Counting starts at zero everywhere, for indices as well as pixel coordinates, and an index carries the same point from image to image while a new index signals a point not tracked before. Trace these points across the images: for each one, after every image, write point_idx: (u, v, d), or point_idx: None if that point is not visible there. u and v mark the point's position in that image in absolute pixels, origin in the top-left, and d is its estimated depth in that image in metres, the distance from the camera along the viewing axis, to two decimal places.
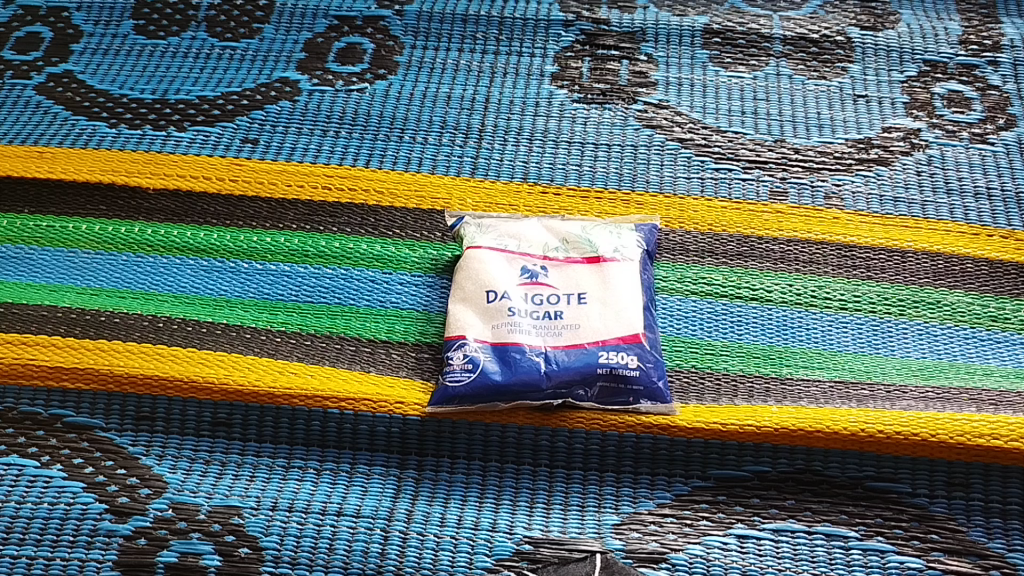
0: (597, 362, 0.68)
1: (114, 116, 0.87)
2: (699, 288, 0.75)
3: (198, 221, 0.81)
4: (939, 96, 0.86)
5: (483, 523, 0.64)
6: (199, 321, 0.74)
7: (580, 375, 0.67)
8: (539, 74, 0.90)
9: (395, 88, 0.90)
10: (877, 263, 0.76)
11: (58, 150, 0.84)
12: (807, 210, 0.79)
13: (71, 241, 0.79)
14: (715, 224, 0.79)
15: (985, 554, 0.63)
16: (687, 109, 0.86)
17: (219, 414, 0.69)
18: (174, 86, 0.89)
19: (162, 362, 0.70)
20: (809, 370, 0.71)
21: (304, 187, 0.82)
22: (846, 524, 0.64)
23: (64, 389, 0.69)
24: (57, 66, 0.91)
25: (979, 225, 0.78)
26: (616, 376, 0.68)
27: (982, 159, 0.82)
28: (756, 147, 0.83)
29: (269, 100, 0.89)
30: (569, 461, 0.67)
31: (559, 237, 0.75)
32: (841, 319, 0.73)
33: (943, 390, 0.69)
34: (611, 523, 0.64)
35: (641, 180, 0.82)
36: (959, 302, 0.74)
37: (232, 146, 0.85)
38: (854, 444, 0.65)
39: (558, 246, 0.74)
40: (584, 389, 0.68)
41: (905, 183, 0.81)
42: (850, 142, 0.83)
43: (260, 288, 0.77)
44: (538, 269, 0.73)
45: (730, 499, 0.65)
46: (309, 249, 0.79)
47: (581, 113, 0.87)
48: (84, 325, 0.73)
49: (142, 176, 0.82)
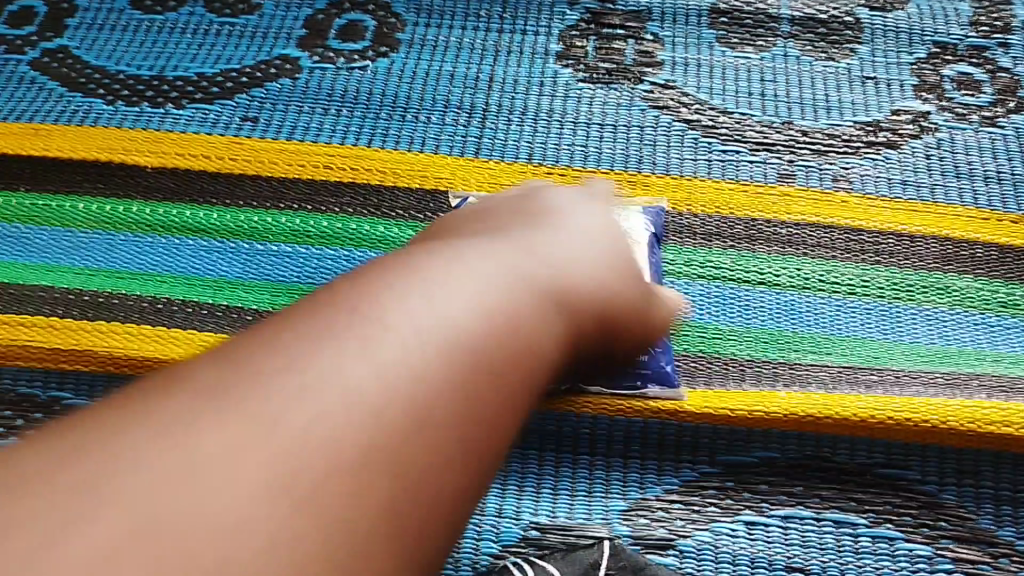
0: None
1: (111, 92, 0.86)
2: (706, 272, 0.74)
3: (198, 200, 0.80)
4: (949, 78, 0.84)
5: (490, 509, 0.63)
6: (200, 303, 0.74)
7: None
8: (543, 53, 0.89)
9: (397, 67, 0.88)
10: (887, 248, 0.74)
11: (54, 128, 0.83)
12: (816, 194, 0.77)
13: (70, 220, 0.78)
14: (719, 207, 0.77)
15: (994, 541, 0.62)
16: (694, 89, 0.85)
17: None
18: (172, 63, 0.88)
19: (161, 343, 0.69)
20: (817, 356, 0.69)
21: (306, 166, 0.81)
22: (855, 511, 0.63)
23: (63, 371, 0.69)
24: (52, 41, 0.90)
25: (988, 209, 0.76)
26: None
27: (992, 143, 0.80)
28: (763, 129, 0.82)
29: (268, 78, 0.88)
30: (576, 446, 0.66)
31: None
32: (850, 304, 0.72)
33: (952, 377, 0.67)
34: (618, 509, 0.63)
35: (646, 162, 0.80)
36: (969, 287, 0.72)
37: (232, 124, 0.84)
38: (864, 431, 0.63)
39: None
40: None
41: (914, 167, 0.79)
42: (859, 125, 0.81)
43: (262, 269, 0.76)
44: None
45: (739, 486, 0.64)
46: (310, 229, 0.78)
47: (587, 93, 0.86)
48: (82, 307, 0.72)
49: (140, 154, 0.82)
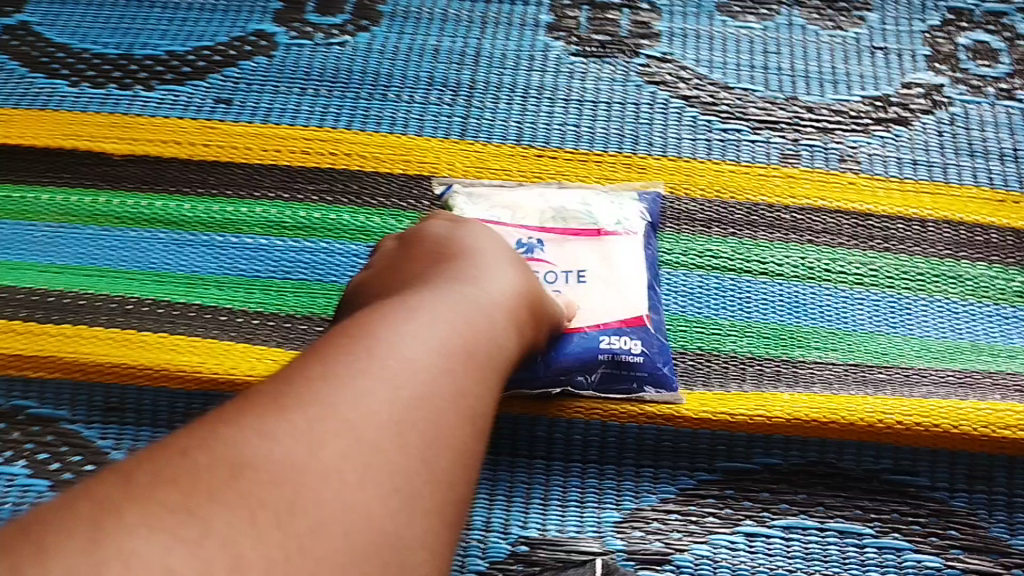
0: (598, 347, 0.61)
1: (76, 73, 0.82)
2: (704, 262, 0.68)
3: (168, 189, 0.75)
4: (965, 46, 0.78)
5: (475, 523, 0.58)
6: (170, 302, 0.70)
7: (580, 362, 0.61)
8: (533, 24, 0.83)
9: (378, 42, 0.83)
10: (895, 235, 0.69)
11: (17, 113, 0.79)
12: (822, 175, 0.72)
13: (34, 214, 0.74)
14: (720, 190, 0.71)
15: (1006, 551, 0.57)
16: (692, 62, 0.79)
17: (193, 405, 0.65)
18: (140, 40, 0.83)
19: (128, 349, 0.65)
20: (822, 352, 0.64)
21: (282, 151, 0.77)
22: (861, 520, 0.58)
23: (27, 378, 0.65)
24: (13, 18, 0.85)
25: (1004, 190, 0.70)
26: (618, 362, 0.61)
27: (1008, 117, 0.74)
28: (767, 105, 0.76)
29: (243, 56, 0.82)
30: (567, 453, 0.61)
31: (556, 208, 0.68)
32: (856, 296, 0.66)
33: (964, 376, 0.62)
34: (611, 521, 0.58)
35: (643, 141, 0.75)
36: (982, 276, 0.67)
37: (204, 107, 0.79)
38: (871, 436, 0.59)
39: (555, 217, 0.67)
40: (584, 376, 0.61)
41: (926, 144, 0.73)
42: (868, 99, 0.75)
43: (235, 263, 0.72)
44: (534, 243, 0.66)
45: (739, 494, 0.59)
46: (286, 221, 0.73)
47: (579, 67, 0.80)
48: (46, 309, 0.69)
49: (107, 141, 0.77)
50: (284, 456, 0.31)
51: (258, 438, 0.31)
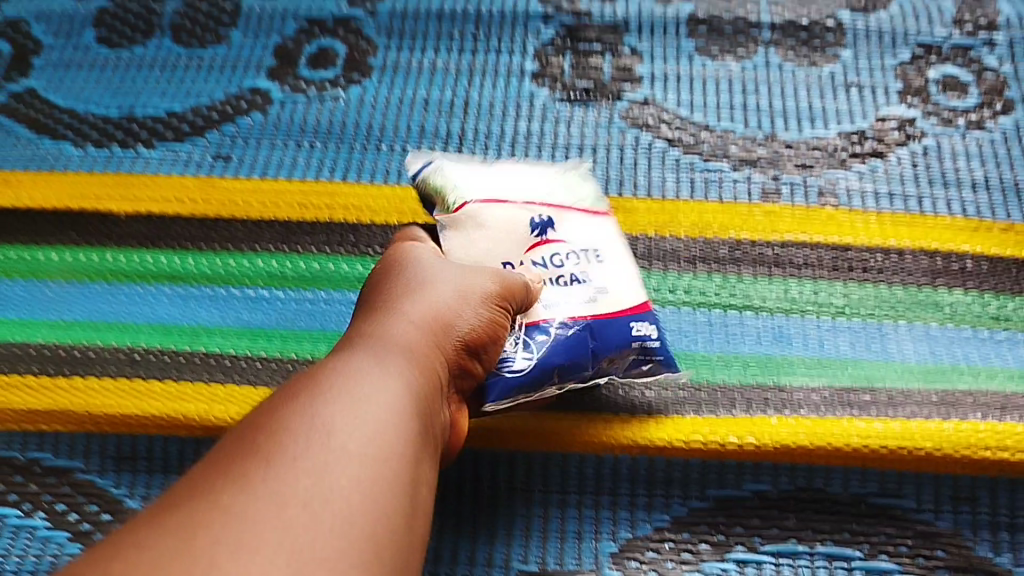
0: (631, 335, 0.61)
1: (81, 135, 0.84)
2: (691, 298, 0.69)
3: (172, 244, 0.77)
4: (935, 81, 0.78)
5: (478, 558, 0.60)
6: (177, 352, 0.72)
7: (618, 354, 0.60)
8: (519, 72, 0.85)
9: (370, 95, 0.85)
10: (875, 264, 0.70)
11: (26, 175, 0.81)
12: (801, 212, 0.72)
13: (43, 273, 0.77)
14: (702, 230, 0.72)
15: (991, 570, 0.59)
16: (673, 104, 0.80)
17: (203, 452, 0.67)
18: (141, 101, 0.86)
19: (140, 400, 0.68)
20: (809, 377, 0.65)
21: (281, 205, 0.79)
22: (849, 543, 0.60)
23: (41, 432, 0.67)
24: (19, 84, 0.87)
25: (977, 219, 0.72)
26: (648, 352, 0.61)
27: (979, 148, 0.75)
28: (746, 144, 0.77)
29: (239, 113, 0.85)
30: (565, 486, 0.63)
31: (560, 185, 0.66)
32: (837, 326, 0.68)
33: (946, 396, 0.64)
34: (608, 552, 0.60)
35: (628, 184, 0.75)
36: (958, 302, 0.68)
37: (204, 164, 0.82)
38: (855, 461, 0.61)
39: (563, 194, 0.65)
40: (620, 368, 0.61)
41: (900, 177, 0.74)
42: (843, 135, 0.76)
43: (239, 314, 0.74)
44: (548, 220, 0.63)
45: (730, 521, 0.61)
46: (286, 272, 0.76)
47: (565, 114, 0.81)
48: (56, 363, 0.70)
49: (112, 200, 0.79)
50: (206, 562, 0.34)
51: (187, 550, 0.34)
